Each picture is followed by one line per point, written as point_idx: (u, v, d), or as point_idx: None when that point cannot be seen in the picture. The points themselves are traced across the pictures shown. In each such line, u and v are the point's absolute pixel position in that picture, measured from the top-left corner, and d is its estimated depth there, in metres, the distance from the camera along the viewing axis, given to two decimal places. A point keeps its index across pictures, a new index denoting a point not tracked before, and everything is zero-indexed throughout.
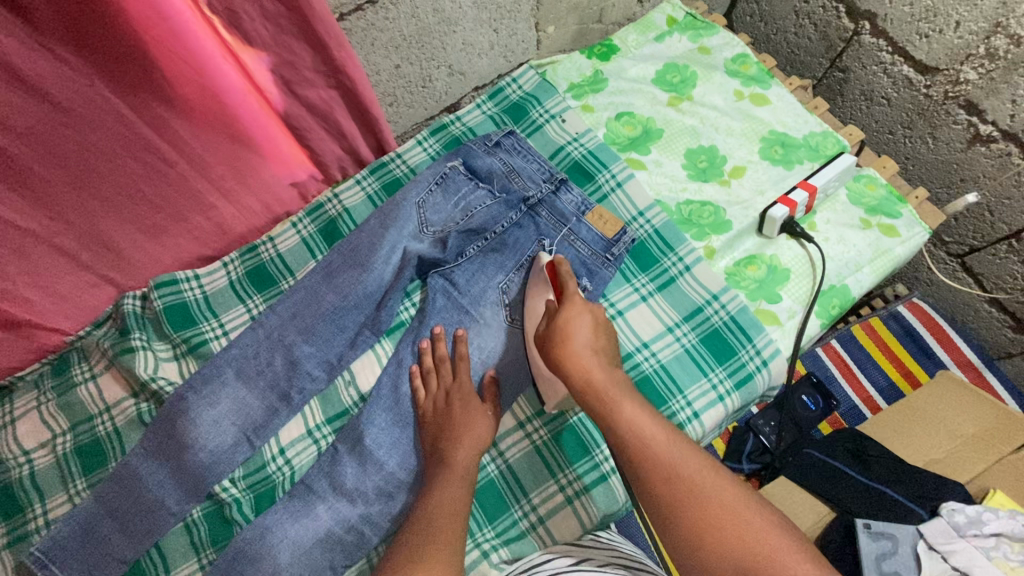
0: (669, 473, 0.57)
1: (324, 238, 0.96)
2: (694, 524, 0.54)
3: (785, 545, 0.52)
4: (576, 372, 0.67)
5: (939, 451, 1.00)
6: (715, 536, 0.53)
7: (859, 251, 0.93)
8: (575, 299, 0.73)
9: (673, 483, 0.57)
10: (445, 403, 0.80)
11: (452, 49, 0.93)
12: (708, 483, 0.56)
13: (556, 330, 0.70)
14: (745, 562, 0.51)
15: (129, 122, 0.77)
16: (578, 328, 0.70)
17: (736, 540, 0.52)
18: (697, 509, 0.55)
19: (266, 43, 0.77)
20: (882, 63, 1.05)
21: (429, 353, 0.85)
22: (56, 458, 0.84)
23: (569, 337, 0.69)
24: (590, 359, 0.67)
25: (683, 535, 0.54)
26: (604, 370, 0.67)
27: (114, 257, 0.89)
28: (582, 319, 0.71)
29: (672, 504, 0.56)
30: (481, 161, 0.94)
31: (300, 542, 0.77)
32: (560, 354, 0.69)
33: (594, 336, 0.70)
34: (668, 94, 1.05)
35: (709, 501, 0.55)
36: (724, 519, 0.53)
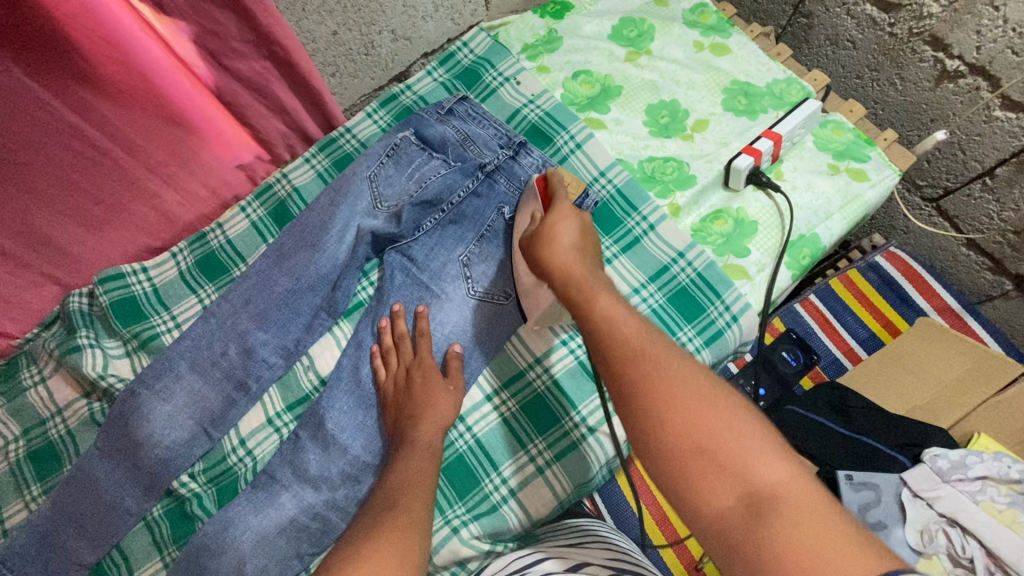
0: (639, 355, 0.52)
1: (275, 220, 0.93)
2: (657, 404, 0.48)
3: (757, 440, 0.45)
4: (558, 267, 0.64)
5: (919, 399, 1.00)
6: (678, 418, 0.47)
7: (828, 198, 0.90)
8: (561, 206, 0.70)
9: (641, 366, 0.51)
10: (406, 382, 0.77)
11: (393, 12, 0.89)
12: (680, 369, 0.50)
13: (540, 234, 0.67)
14: (704, 448, 0.45)
15: (51, 108, 0.73)
16: (564, 231, 0.67)
17: (699, 425, 0.46)
18: (663, 392, 0.48)
19: (184, 12, 0.72)
20: (845, 3, 1.01)
21: (388, 331, 0.82)
22: (9, 465, 0.81)
23: (555, 238, 0.66)
24: (573, 257, 0.64)
25: (636, 414, 0.49)
26: (586, 267, 0.63)
27: (54, 253, 0.85)
28: (568, 223, 0.68)
29: (635, 380, 0.50)
30: (433, 129, 0.90)
31: (263, 534, 0.74)
32: (544, 253, 0.66)
33: (581, 237, 0.67)
34: (626, 49, 1.01)
35: (676, 385, 0.48)
36: (692, 406, 0.47)
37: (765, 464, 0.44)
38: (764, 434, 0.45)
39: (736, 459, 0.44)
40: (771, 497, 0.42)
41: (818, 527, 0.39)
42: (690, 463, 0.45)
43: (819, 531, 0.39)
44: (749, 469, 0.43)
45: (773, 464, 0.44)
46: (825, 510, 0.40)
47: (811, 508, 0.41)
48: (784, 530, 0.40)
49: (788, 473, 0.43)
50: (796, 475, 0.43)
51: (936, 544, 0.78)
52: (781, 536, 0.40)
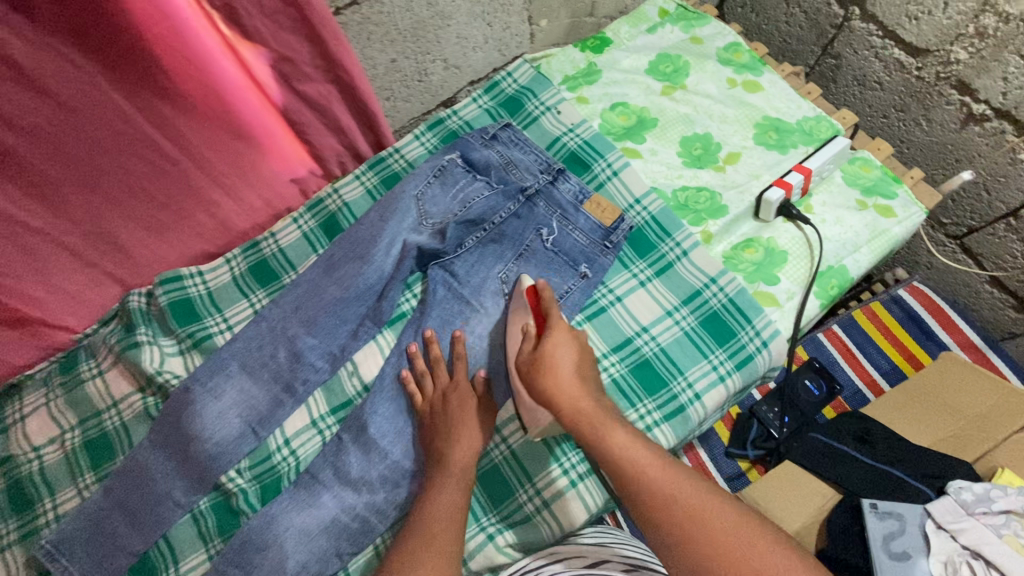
0: (666, 498, 0.57)
1: (325, 232, 0.98)
2: (703, 556, 0.53)
3: (796, 571, 0.51)
4: (566, 402, 0.69)
5: (944, 431, 1.00)
6: (728, 569, 0.52)
7: (857, 232, 0.93)
8: (559, 333, 0.75)
9: (678, 514, 0.56)
10: (442, 404, 0.79)
11: (447, 43, 0.95)
12: (715, 511, 0.55)
13: (544, 364, 0.72)
14: None
15: (133, 122, 0.79)
16: (563, 358, 0.72)
17: (747, 571, 0.51)
18: (705, 543, 0.53)
19: (265, 39, 0.78)
20: (874, 47, 1.05)
21: (424, 355, 0.85)
22: (65, 453, 0.86)
23: (558, 369, 0.71)
24: (577, 388, 0.70)
25: (685, 564, 0.53)
26: (590, 397, 0.68)
27: (119, 253, 0.91)
28: (567, 347, 0.74)
29: (676, 533, 0.55)
30: (478, 153, 0.96)
31: (306, 531, 0.77)
32: (550, 384, 0.70)
33: (578, 362, 0.73)
34: (662, 83, 1.06)
35: (718, 529, 0.54)
36: (734, 550, 0.52)
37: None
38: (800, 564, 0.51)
39: None
40: None
41: None
42: None
43: None
44: None
45: None
46: None
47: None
48: None
49: None
50: None
51: None
52: None
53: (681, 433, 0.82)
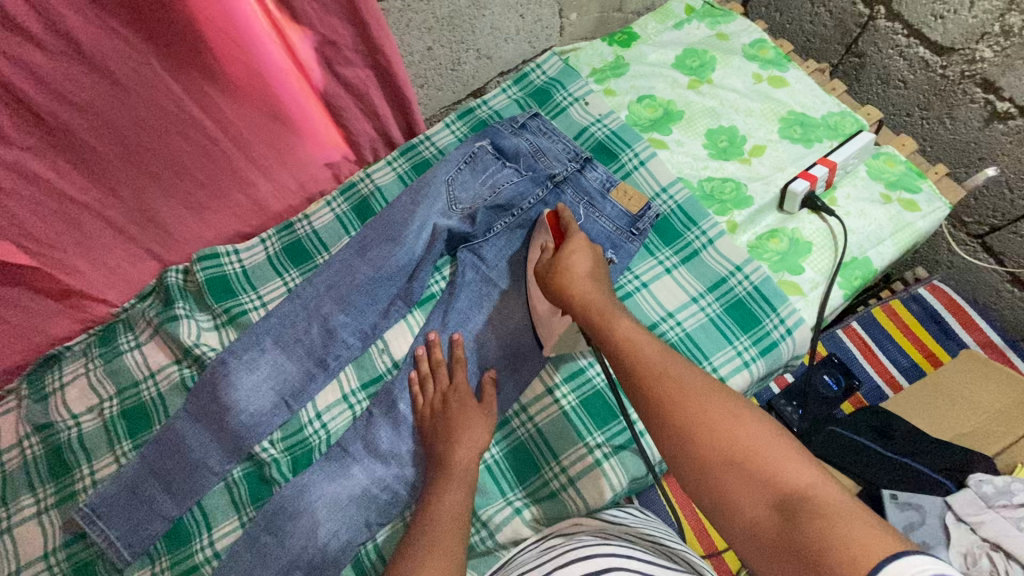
0: (662, 373, 0.57)
1: (357, 215, 1.00)
2: (686, 429, 0.52)
3: (784, 448, 0.48)
4: (578, 295, 0.72)
5: (966, 425, 1.00)
6: (708, 434, 0.51)
7: (881, 225, 0.94)
8: (575, 239, 0.79)
9: (669, 387, 0.56)
10: (442, 407, 0.80)
11: (481, 33, 0.98)
12: (707, 389, 0.54)
13: (558, 264, 0.76)
14: (732, 455, 0.49)
15: (180, 101, 0.81)
16: (579, 260, 0.76)
17: (727, 437, 0.50)
18: (690, 412, 0.53)
19: (312, 22, 0.81)
20: (898, 46, 1.07)
21: (424, 359, 0.85)
22: (102, 421, 0.88)
23: (572, 267, 0.75)
24: (589, 284, 0.73)
25: (668, 431, 0.54)
26: (604, 292, 0.72)
27: (159, 230, 0.93)
28: (583, 253, 0.78)
29: (663, 401, 0.55)
30: (508, 141, 0.97)
31: (337, 501, 0.79)
32: (563, 280, 0.74)
33: (594, 264, 0.76)
34: (688, 77, 1.08)
35: (705, 403, 0.53)
36: (716, 418, 0.52)
37: (792, 469, 0.46)
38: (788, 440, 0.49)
39: (763, 465, 0.47)
40: (801, 500, 0.44)
41: (847, 524, 0.41)
42: (723, 472, 0.49)
43: (852, 530, 0.41)
44: (780, 475, 0.46)
45: (799, 468, 0.47)
46: (851, 508, 0.42)
47: (841, 508, 0.43)
48: (814, 528, 0.42)
49: (816, 477, 0.46)
50: (826, 476, 0.45)
51: (979, 566, 0.77)
52: (815, 532, 0.42)
53: None
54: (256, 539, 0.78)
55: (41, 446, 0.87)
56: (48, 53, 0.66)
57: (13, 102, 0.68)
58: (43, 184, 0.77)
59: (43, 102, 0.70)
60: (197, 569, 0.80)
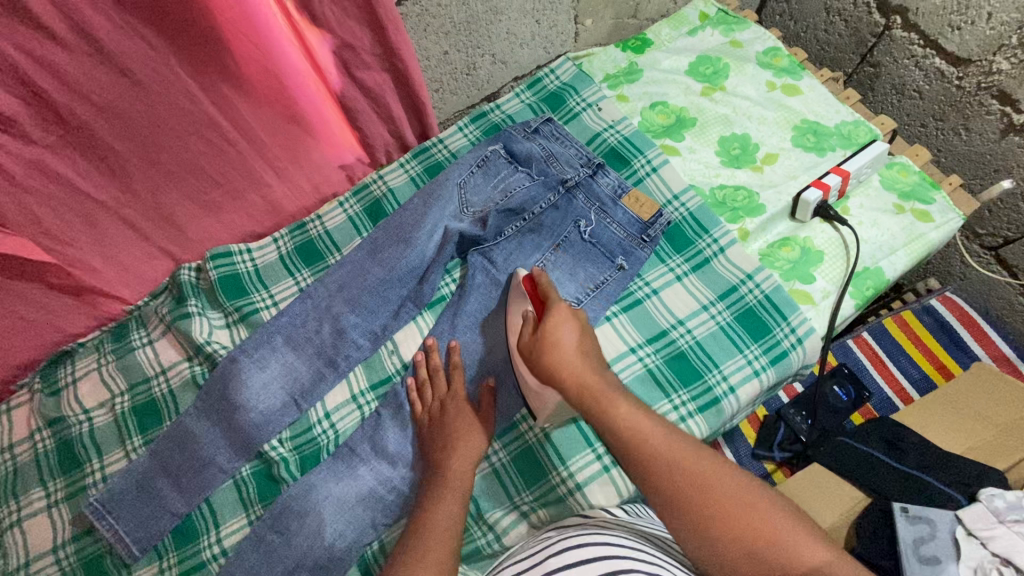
0: (668, 465, 0.57)
1: (370, 217, 1.01)
2: (703, 519, 0.54)
3: (794, 530, 0.53)
4: (570, 376, 0.66)
5: (976, 439, 0.99)
6: (725, 530, 0.53)
7: (894, 235, 0.94)
8: (559, 308, 0.72)
9: (677, 483, 0.56)
10: (440, 413, 0.80)
11: (496, 38, 0.98)
12: (714, 478, 0.56)
13: (545, 339, 0.69)
14: (753, 548, 0.52)
15: (198, 101, 0.81)
16: (565, 334, 0.69)
17: (745, 530, 0.53)
18: (704, 509, 0.54)
19: (331, 25, 0.81)
20: (914, 56, 1.07)
21: (423, 364, 0.86)
22: (114, 416, 0.89)
23: (560, 341, 0.68)
24: (580, 361, 0.67)
25: (684, 527, 0.55)
26: (595, 371, 0.66)
27: (173, 229, 0.94)
28: (568, 323, 0.71)
29: (675, 498, 0.56)
30: (521, 145, 0.97)
31: (344, 501, 0.79)
32: (552, 358, 0.68)
33: (580, 337, 0.70)
34: (702, 84, 1.08)
35: (717, 496, 0.55)
36: (731, 512, 0.54)
37: (805, 549, 0.51)
38: (794, 522, 0.53)
39: (781, 553, 0.52)
40: None
41: None
42: (747, 565, 0.52)
43: None
44: (797, 559, 0.51)
45: (811, 549, 0.52)
46: None
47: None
48: None
49: (825, 555, 0.51)
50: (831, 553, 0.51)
51: None
52: None
53: (714, 424, 0.83)
54: (262, 537, 0.79)
55: (52, 440, 0.88)
56: (70, 52, 0.67)
57: (34, 99, 0.69)
58: (61, 182, 0.78)
59: (64, 100, 0.70)
60: (204, 566, 0.80)
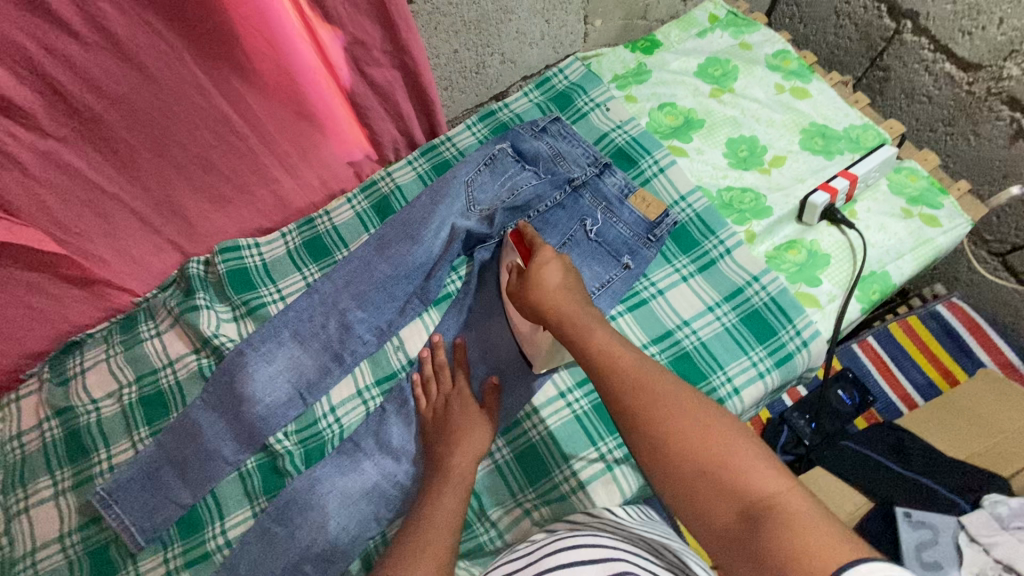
0: (634, 383, 0.56)
1: (377, 213, 1.02)
2: (662, 442, 0.51)
3: (753, 456, 0.48)
4: (552, 309, 0.68)
5: (979, 445, 0.98)
6: (679, 446, 0.50)
7: (901, 239, 0.94)
8: (543, 251, 0.75)
9: (640, 400, 0.54)
10: (444, 410, 0.81)
11: (506, 37, 0.99)
12: (678, 397, 0.53)
13: (530, 279, 0.72)
14: (706, 467, 0.48)
15: (209, 96, 0.82)
16: (549, 273, 0.72)
17: (697, 448, 0.49)
18: (663, 425, 0.52)
19: (343, 22, 0.82)
20: (924, 61, 1.06)
21: (429, 361, 0.86)
22: (121, 407, 0.90)
23: (543, 279, 0.71)
24: (562, 295, 0.69)
25: (643, 443, 0.53)
26: (576, 303, 0.68)
27: (183, 222, 0.95)
28: (553, 265, 0.74)
29: (635, 413, 0.54)
30: (529, 144, 0.97)
31: (348, 494, 0.80)
32: (535, 295, 0.70)
33: (564, 275, 0.72)
34: (711, 86, 1.08)
35: (675, 413, 0.52)
36: (687, 430, 0.51)
37: (758, 475, 0.46)
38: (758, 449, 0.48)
39: (734, 475, 0.47)
40: (767, 507, 0.44)
41: (807, 525, 0.41)
42: (693, 483, 0.48)
43: (812, 532, 0.41)
44: (746, 483, 0.46)
45: (768, 476, 0.46)
46: (815, 511, 0.42)
47: (806, 512, 0.43)
48: (778, 534, 0.42)
49: (782, 484, 0.45)
50: (792, 484, 0.45)
51: None
52: (779, 535, 0.42)
53: None
54: (266, 529, 0.79)
55: (60, 429, 0.89)
56: (85, 46, 0.68)
57: (49, 92, 0.69)
58: (74, 174, 0.78)
59: (77, 93, 0.71)
60: (208, 557, 0.81)
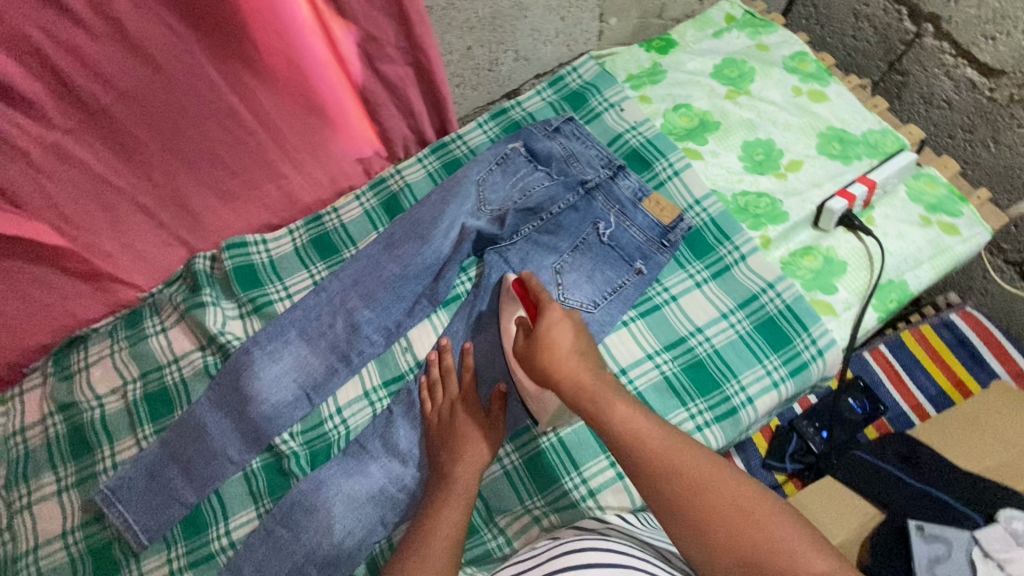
0: (665, 470, 0.55)
1: (386, 211, 1.01)
2: (703, 528, 0.52)
3: (797, 539, 0.50)
4: (565, 376, 0.64)
5: (994, 459, 0.97)
6: (721, 537, 0.51)
7: (919, 247, 0.92)
8: (553, 310, 0.70)
9: (675, 491, 0.54)
10: (449, 416, 0.79)
11: (520, 34, 0.97)
12: (713, 483, 0.54)
13: (539, 343, 0.66)
14: (751, 557, 0.50)
15: (219, 90, 0.81)
16: (561, 336, 0.67)
17: (740, 539, 0.51)
18: (702, 516, 0.52)
19: (357, 17, 0.81)
20: (944, 66, 1.04)
21: (436, 364, 0.85)
22: (125, 403, 0.89)
23: (554, 344, 0.66)
24: (576, 362, 0.64)
25: (684, 535, 0.53)
26: (593, 372, 0.64)
27: (189, 217, 0.94)
28: (563, 325, 0.68)
29: (672, 503, 0.54)
30: (542, 144, 0.95)
31: (354, 497, 0.79)
32: (545, 361, 0.65)
33: (578, 339, 0.67)
34: (726, 87, 1.06)
35: (714, 503, 0.52)
36: (725, 518, 0.52)
37: (804, 561, 0.48)
38: (798, 529, 0.50)
39: (781, 563, 0.49)
40: None
41: None
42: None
43: None
44: (794, 570, 0.48)
45: (812, 559, 0.48)
46: None
47: None
48: None
49: (827, 566, 0.48)
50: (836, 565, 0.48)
51: None
52: None
53: (731, 434, 0.82)
54: (271, 531, 0.78)
55: (64, 425, 0.88)
56: (94, 37, 0.66)
57: (56, 83, 0.68)
58: (80, 167, 0.77)
59: (85, 84, 0.70)
60: (212, 557, 0.80)
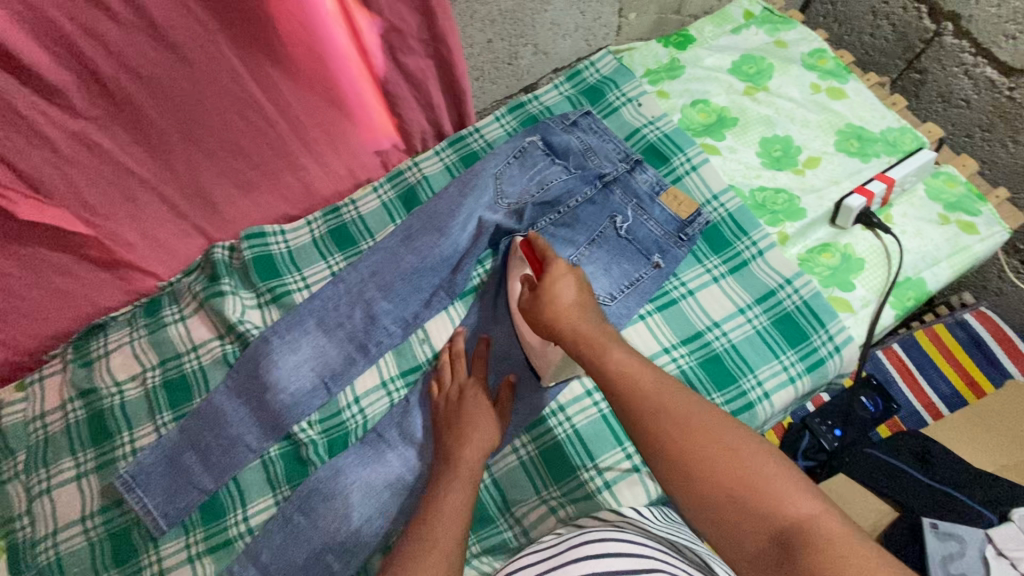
0: (655, 406, 0.53)
1: (403, 203, 1.01)
2: (687, 463, 0.49)
3: (784, 477, 0.47)
4: (567, 329, 0.64)
5: (1010, 459, 0.96)
6: (706, 472, 0.48)
7: (937, 245, 0.92)
8: (555, 266, 0.71)
9: (663, 425, 0.51)
10: (457, 399, 0.80)
11: (540, 28, 0.98)
12: (701, 418, 0.51)
13: (543, 297, 0.68)
14: (736, 492, 0.47)
15: (241, 81, 0.81)
16: (563, 290, 0.68)
17: (725, 473, 0.48)
18: (687, 449, 0.50)
19: (380, 9, 0.81)
20: (964, 64, 1.04)
21: (447, 350, 0.86)
22: (145, 391, 0.90)
23: (555, 297, 0.67)
24: (577, 314, 0.65)
25: (667, 469, 0.50)
26: (593, 322, 0.64)
27: (208, 207, 0.94)
28: (566, 280, 0.70)
29: (658, 436, 0.51)
30: (559, 138, 0.94)
31: (372, 485, 0.79)
32: (549, 315, 0.67)
33: (580, 293, 0.68)
34: (744, 83, 1.06)
35: (700, 437, 0.50)
36: (712, 453, 0.49)
37: (792, 500, 0.45)
38: (788, 469, 0.47)
39: (767, 500, 0.46)
40: (804, 533, 0.43)
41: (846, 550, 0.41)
42: (723, 510, 0.47)
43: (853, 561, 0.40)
44: (780, 507, 0.45)
45: (798, 498, 0.45)
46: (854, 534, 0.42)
47: (842, 535, 0.42)
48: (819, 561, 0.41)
49: (815, 505, 0.45)
50: (825, 505, 0.45)
51: None
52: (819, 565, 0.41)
53: None
54: (289, 519, 0.79)
55: (83, 411, 0.89)
56: (120, 25, 0.67)
57: (82, 70, 0.68)
58: (103, 155, 0.78)
59: (110, 72, 0.70)
60: (230, 543, 0.81)
